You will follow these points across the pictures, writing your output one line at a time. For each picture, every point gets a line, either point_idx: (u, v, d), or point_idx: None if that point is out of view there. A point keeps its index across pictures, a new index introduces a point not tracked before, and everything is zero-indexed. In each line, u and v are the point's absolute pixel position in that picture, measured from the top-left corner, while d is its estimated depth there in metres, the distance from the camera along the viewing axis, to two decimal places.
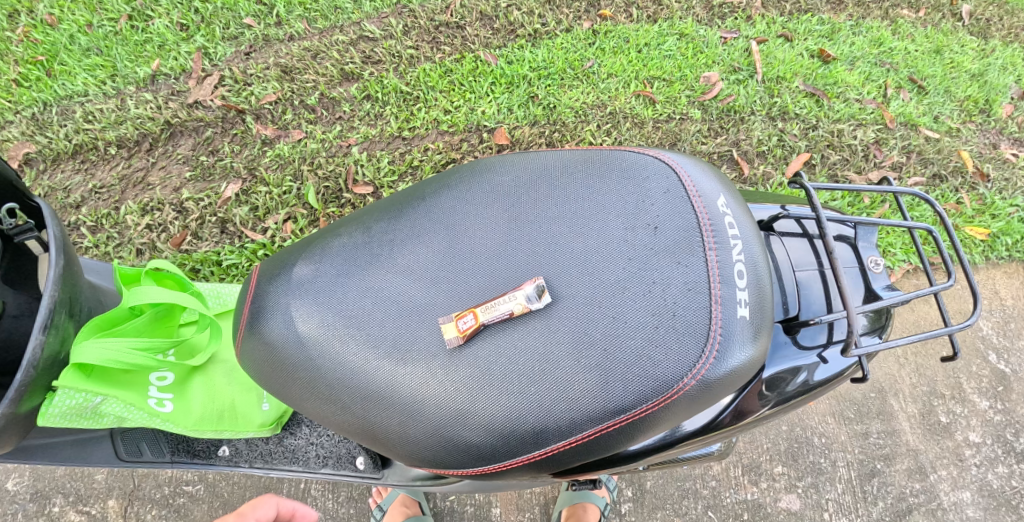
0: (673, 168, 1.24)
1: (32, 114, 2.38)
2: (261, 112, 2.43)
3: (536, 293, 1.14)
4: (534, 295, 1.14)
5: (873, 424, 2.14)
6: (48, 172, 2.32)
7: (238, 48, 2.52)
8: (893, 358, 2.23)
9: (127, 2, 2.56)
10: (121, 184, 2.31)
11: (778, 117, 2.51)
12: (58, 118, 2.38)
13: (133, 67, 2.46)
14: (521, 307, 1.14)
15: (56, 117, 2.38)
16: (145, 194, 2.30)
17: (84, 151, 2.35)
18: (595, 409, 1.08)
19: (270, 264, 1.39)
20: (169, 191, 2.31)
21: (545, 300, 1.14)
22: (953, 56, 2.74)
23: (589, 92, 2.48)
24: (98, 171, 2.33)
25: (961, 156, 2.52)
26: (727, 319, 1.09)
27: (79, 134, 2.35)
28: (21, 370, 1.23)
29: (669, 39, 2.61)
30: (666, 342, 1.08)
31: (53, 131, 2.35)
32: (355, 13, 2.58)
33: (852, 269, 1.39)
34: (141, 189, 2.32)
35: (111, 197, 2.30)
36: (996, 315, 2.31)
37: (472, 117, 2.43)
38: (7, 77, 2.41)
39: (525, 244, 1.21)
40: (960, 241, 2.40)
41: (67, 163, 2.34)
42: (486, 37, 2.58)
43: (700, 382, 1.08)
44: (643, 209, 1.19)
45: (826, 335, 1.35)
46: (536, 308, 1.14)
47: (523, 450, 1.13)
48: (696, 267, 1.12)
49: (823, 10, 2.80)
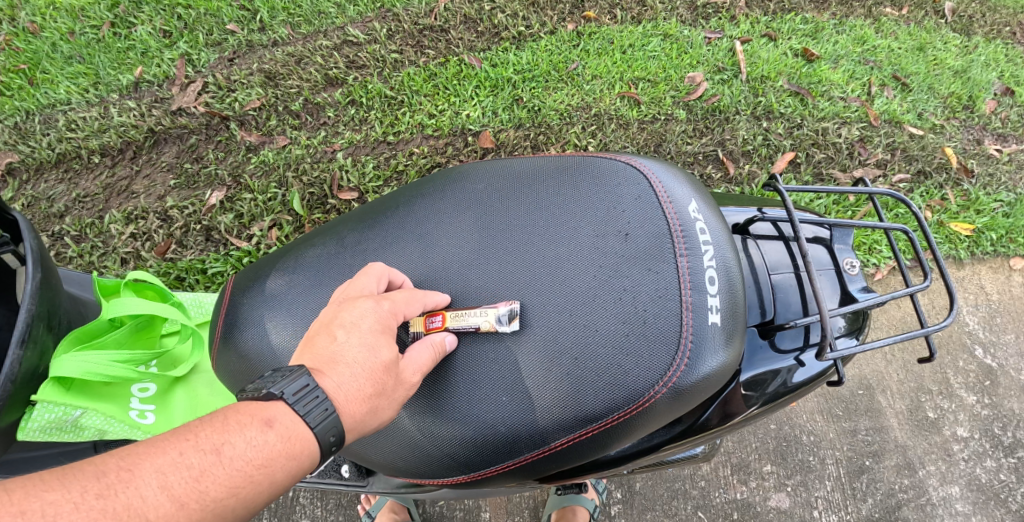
0: (645, 174, 1.24)
1: (14, 123, 2.36)
2: (245, 118, 2.42)
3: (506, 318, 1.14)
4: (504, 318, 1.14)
5: (861, 420, 2.15)
6: (31, 181, 2.31)
7: (221, 54, 2.51)
8: (880, 355, 2.23)
9: (109, 9, 2.54)
10: (106, 192, 2.30)
11: (763, 116, 2.52)
12: (41, 127, 2.36)
13: (115, 74, 2.44)
14: (489, 325, 1.14)
15: (39, 126, 2.36)
16: (129, 202, 2.29)
17: (68, 160, 2.33)
18: (569, 417, 1.09)
19: (247, 275, 1.39)
20: (153, 198, 2.30)
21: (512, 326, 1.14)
22: (936, 53, 2.76)
23: (574, 94, 2.49)
24: (81, 180, 2.32)
25: (945, 152, 2.53)
26: (698, 325, 1.09)
27: (62, 143, 2.33)
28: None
29: (653, 40, 2.61)
30: (637, 350, 1.08)
31: (36, 141, 2.33)
32: (339, 17, 2.57)
33: (827, 271, 1.40)
34: (125, 197, 2.30)
35: (94, 206, 2.28)
36: (982, 310, 2.33)
37: (457, 121, 2.43)
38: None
39: (498, 252, 1.21)
40: (946, 237, 2.41)
41: (50, 172, 2.32)
42: (471, 40, 2.57)
43: (671, 389, 1.08)
44: (614, 216, 1.19)
45: (803, 338, 1.35)
46: (503, 331, 1.14)
47: (497, 459, 1.13)
48: (666, 274, 1.12)
49: (807, 9, 2.80)
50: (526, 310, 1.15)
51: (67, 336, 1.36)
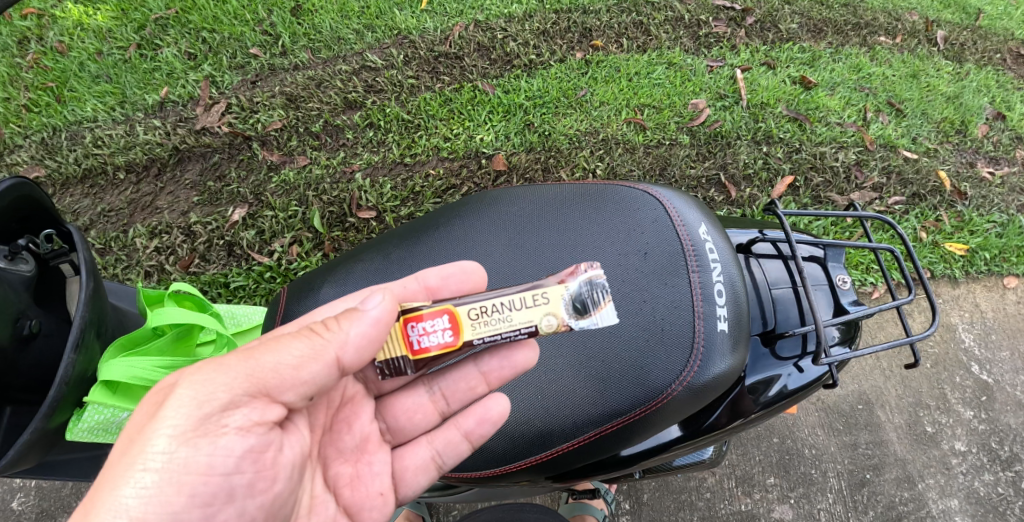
0: (661, 201, 1.41)
1: (41, 139, 2.47)
2: (267, 138, 2.53)
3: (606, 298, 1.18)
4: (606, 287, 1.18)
5: (861, 434, 2.23)
6: (57, 195, 2.41)
7: (244, 77, 2.63)
8: (880, 371, 2.30)
9: (136, 31, 2.67)
10: (130, 207, 2.41)
11: (763, 141, 2.63)
12: (67, 143, 2.47)
13: (142, 94, 2.57)
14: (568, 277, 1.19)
15: (66, 142, 2.47)
16: (153, 217, 2.40)
17: (93, 175, 2.44)
18: (594, 414, 1.28)
19: (296, 286, 1.51)
20: (177, 214, 2.41)
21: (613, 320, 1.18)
22: (929, 79, 2.88)
23: (583, 120, 2.60)
24: (107, 195, 2.43)
25: (939, 175, 2.64)
26: (708, 332, 1.27)
27: (88, 159, 2.44)
28: (54, 386, 1.30)
29: (658, 68, 2.74)
30: (656, 354, 1.27)
31: (62, 156, 2.44)
32: (358, 43, 2.70)
33: (821, 287, 1.52)
34: (149, 212, 2.41)
35: (119, 220, 2.39)
36: (977, 327, 2.41)
37: (471, 144, 2.54)
38: (17, 102, 2.51)
39: (534, 268, 1.39)
40: (941, 256, 2.51)
41: (75, 187, 2.43)
42: (484, 67, 2.70)
43: (685, 388, 1.26)
44: (634, 237, 1.37)
45: (801, 347, 1.48)
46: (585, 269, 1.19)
47: (531, 452, 1.32)
48: (680, 288, 1.30)
49: (804, 39, 2.94)
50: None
51: (113, 343, 1.47)
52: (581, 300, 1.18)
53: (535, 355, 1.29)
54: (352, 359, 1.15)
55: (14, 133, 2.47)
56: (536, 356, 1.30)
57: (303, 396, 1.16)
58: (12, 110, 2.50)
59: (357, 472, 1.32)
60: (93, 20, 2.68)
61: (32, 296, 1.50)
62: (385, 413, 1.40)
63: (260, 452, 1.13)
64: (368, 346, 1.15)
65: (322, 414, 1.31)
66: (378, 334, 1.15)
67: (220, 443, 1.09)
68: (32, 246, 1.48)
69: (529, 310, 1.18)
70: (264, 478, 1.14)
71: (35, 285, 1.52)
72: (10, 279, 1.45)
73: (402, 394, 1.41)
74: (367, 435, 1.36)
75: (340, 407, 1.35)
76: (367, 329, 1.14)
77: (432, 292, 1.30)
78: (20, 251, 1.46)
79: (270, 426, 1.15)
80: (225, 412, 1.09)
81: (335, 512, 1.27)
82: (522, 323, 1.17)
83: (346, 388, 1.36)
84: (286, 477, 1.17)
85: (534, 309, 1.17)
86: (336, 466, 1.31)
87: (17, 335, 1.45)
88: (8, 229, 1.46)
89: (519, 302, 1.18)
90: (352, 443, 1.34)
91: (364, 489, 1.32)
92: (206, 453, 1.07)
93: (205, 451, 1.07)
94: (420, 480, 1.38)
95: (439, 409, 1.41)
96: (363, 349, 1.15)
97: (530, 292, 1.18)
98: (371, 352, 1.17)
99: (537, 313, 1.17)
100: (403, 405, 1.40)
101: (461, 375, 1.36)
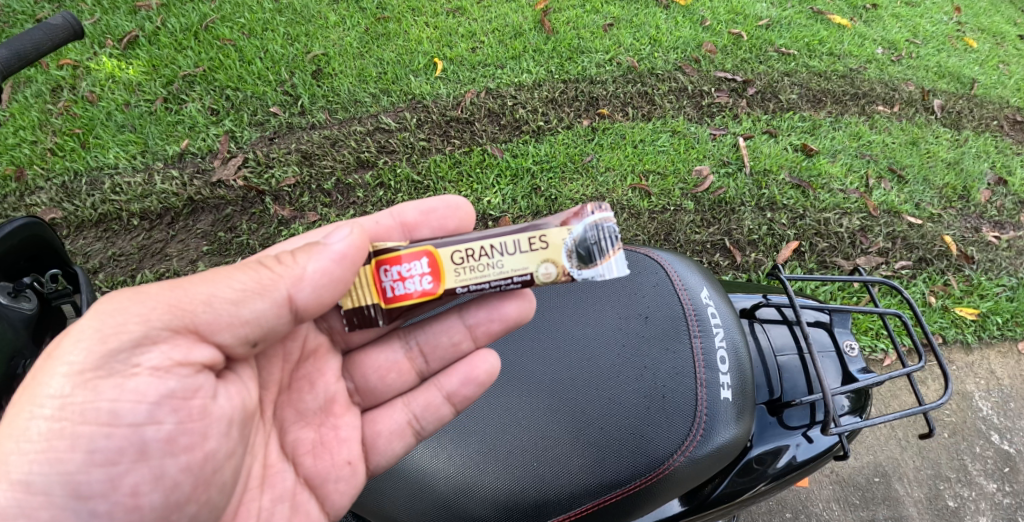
0: (663, 265, 1.53)
1: (62, 182, 2.56)
2: (280, 193, 2.59)
3: (616, 246, 1.31)
4: (617, 233, 1.30)
5: (879, 510, 2.14)
6: (70, 237, 2.47)
7: (263, 133, 2.73)
8: (895, 440, 2.24)
9: (164, 86, 2.81)
10: (141, 253, 2.46)
11: (766, 208, 2.67)
12: (86, 188, 2.55)
13: (163, 145, 2.66)
14: (572, 212, 1.32)
15: (85, 187, 2.55)
16: (161, 264, 2.44)
17: (108, 220, 2.51)
18: (591, 484, 1.32)
19: None
20: (185, 261, 2.45)
21: (623, 272, 1.30)
22: (929, 146, 2.96)
23: (589, 185, 2.66)
24: (119, 240, 2.48)
25: (945, 240, 2.64)
26: (711, 401, 1.35)
27: (105, 204, 2.52)
28: None
29: (662, 136, 2.83)
30: (658, 421, 1.35)
31: (80, 200, 2.52)
32: (373, 106, 2.83)
33: (829, 354, 1.54)
34: (158, 259, 2.45)
35: (128, 265, 2.43)
36: (995, 395, 2.38)
37: (479, 206, 2.60)
38: (43, 146, 2.62)
39: (543, 329, 1.51)
40: (952, 321, 2.48)
41: (89, 231, 2.49)
42: (494, 132, 2.80)
43: (688, 458, 1.32)
44: (636, 301, 1.49)
45: (809, 416, 1.47)
46: (587, 206, 1.31)
47: None
48: (683, 353, 1.41)
49: (804, 108, 3.04)
50: (544, 325, 1.52)
51: None
52: (597, 248, 1.31)
53: (525, 307, 1.45)
54: (306, 296, 1.23)
55: (37, 176, 2.56)
56: (519, 310, 1.45)
57: (241, 337, 1.22)
58: (37, 153, 2.61)
59: (321, 437, 1.41)
60: (124, 73, 2.82)
61: (30, 335, 1.53)
62: (355, 372, 1.51)
63: (183, 398, 1.14)
64: (328, 285, 1.24)
65: (278, 370, 1.39)
66: (339, 272, 1.24)
67: (128, 387, 1.10)
68: (37, 284, 1.53)
69: (524, 256, 1.31)
70: (188, 432, 1.15)
71: (35, 323, 1.54)
72: (10, 317, 1.49)
73: (372, 351, 1.52)
74: (332, 396, 1.46)
75: (300, 362, 1.43)
76: (329, 265, 1.23)
77: (408, 227, 1.54)
78: (23, 289, 1.50)
79: (196, 369, 1.17)
80: (136, 351, 1.11)
81: (295, 482, 1.36)
82: (515, 272, 1.31)
83: (306, 340, 1.43)
84: (218, 434, 1.20)
85: (533, 253, 1.31)
86: (297, 431, 1.40)
87: (9, 374, 1.47)
88: (16, 267, 1.52)
89: (512, 247, 1.31)
90: (315, 406, 1.43)
91: (330, 458, 1.40)
92: (110, 398, 1.09)
93: (108, 398, 1.09)
94: (394, 446, 1.44)
95: (415, 368, 1.54)
96: (323, 290, 1.24)
97: (526, 237, 1.31)
98: (328, 293, 1.25)
99: (536, 258, 1.31)
100: (378, 366, 1.52)
101: (444, 329, 1.51)
